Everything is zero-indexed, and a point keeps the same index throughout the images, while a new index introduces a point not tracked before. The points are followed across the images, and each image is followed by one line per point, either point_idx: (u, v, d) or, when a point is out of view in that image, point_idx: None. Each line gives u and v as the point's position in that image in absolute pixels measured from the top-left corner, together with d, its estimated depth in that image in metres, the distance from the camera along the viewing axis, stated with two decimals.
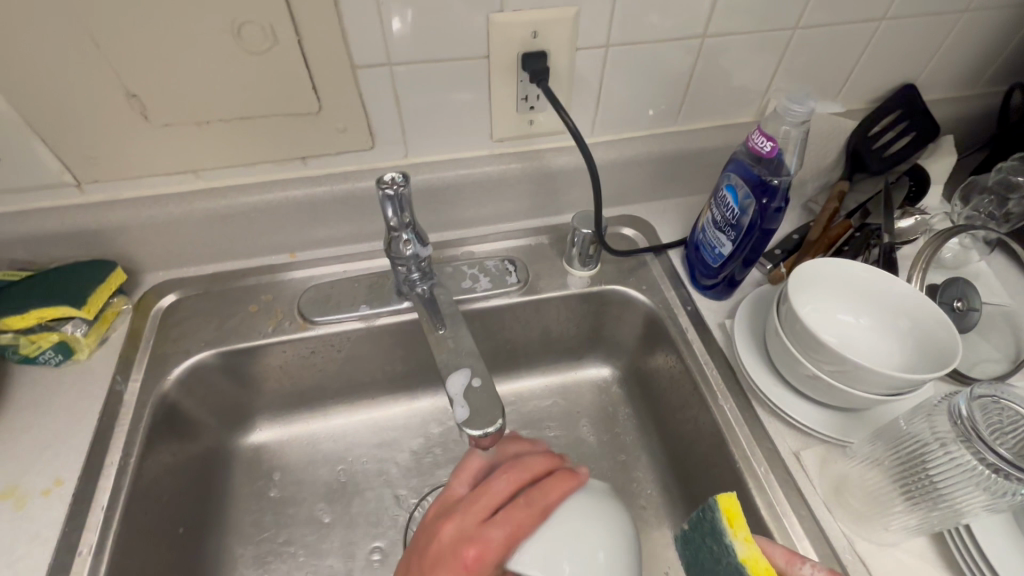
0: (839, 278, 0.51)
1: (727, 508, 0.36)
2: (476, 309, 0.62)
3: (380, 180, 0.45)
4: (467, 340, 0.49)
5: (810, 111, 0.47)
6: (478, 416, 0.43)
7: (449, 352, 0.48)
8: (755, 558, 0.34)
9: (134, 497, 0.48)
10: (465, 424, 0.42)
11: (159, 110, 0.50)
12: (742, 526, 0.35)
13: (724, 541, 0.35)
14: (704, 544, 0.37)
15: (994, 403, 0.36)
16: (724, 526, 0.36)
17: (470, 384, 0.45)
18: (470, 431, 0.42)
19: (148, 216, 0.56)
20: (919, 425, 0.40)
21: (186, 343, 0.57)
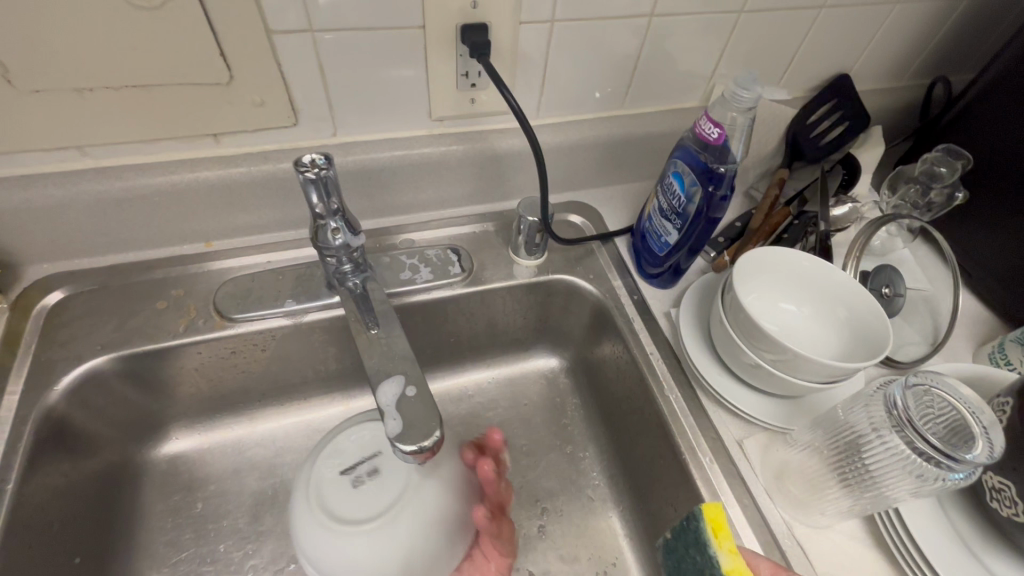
0: (782, 267, 0.52)
1: (713, 518, 0.36)
2: (416, 302, 0.58)
3: (299, 162, 0.40)
4: (401, 342, 0.45)
5: (757, 98, 0.46)
6: (413, 429, 0.38)
7: (380, 356, 0.44)
8: (739, 569, 0.34)
9: (12, 530, 0.41)
10: (397, 439, 0.37)
11: (26, 74, 0.42)
12: (727, 536, 0.35)
13: (708, 552, 0.35)
14: (689, 555, 0.37)
15: (927, 392, 0.37)
16: (710, 537, 0.35)
17: (404, 394, 0.40)
18: (401, 447, 0.37)
19: (22, 199, 0.48)
20: (856, 414, 0.41)
21: (77, 348, 0.49)
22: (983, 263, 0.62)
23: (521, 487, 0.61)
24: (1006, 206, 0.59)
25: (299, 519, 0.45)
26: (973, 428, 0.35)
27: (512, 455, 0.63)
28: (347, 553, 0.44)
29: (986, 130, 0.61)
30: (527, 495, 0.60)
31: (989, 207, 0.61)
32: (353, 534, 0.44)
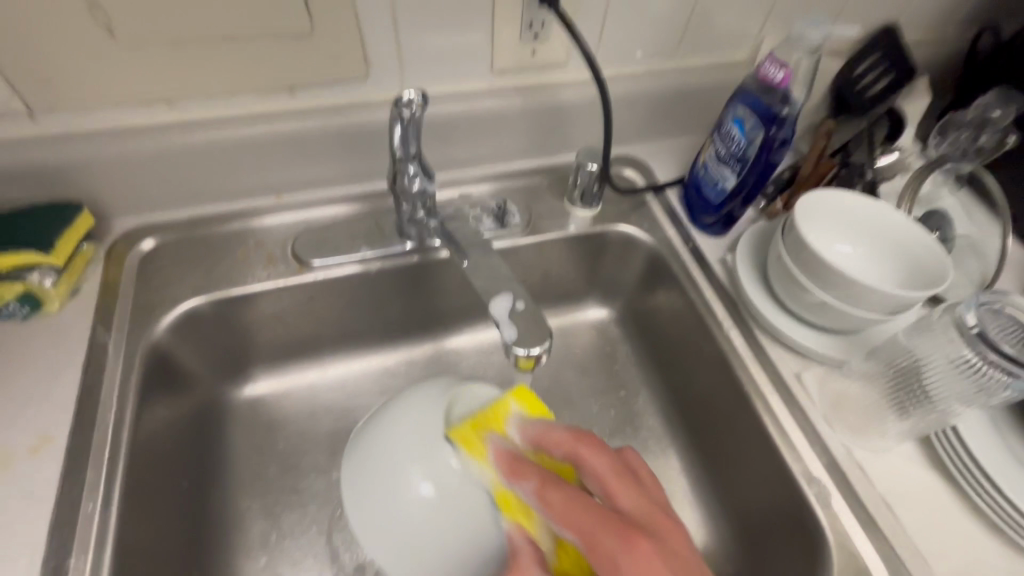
0: (841, 207, 0.53)
1: None
2: (503, 247, 0.61)
3: (397, 101, 0.42)
4: (500, 270, 0.48)
5: (824, 38, 0.47)
6: (524, 338, 0.42)
7: (484, 280, 0.47)
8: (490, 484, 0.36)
9: (135, 451, 0.45)
10: (513, 344, 0.41)
11: (127, 25, 0.44)
12: (477, 454, 0.36)
13: None
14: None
15: (994, 309, 0.40)
16: None
17: (514, 309, 0.44)
18: (516, 351, 0.40)
19: (115, 151, 0.51)
20: (921, 338, 0.44)
21: (172, 292, 0.53)
22: None
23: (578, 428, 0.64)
24: None
25: (400, 466, 0.37)
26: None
27: (568, 398, 0.66)
28: (451, 523, 0.36)
29: None
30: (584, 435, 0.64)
31: None
32: (469, 506, 0.36)
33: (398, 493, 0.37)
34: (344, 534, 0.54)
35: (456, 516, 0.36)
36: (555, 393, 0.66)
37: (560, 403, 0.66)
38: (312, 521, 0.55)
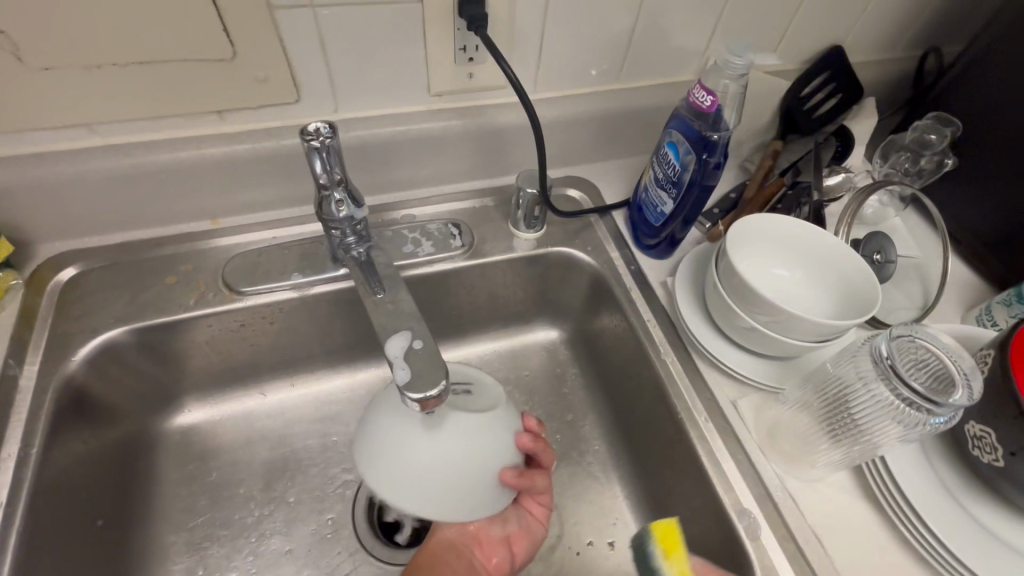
0: (774, 233, 0.53)
1: (663, 534, 0.39)
2: (421, 275, 0.59)
3: (304, 132, 0.41)
4: (407, 303, 0.46)
5: (749, 65, 0.47)
6: (420, 379, 0.38)
7: (386, 315, 0.45)
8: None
9: (39, 491, 0.43)
10: (405, 387, 0.37)
11: (35, 51, 0.43)
12: (678, 558, 0.38)
13: (655, 565, 0.38)
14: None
15: (910, 342, 0.39)
16: (660, 553, 0.38)
17: (412, 346, 0.41)
18: (410, 394, 0.37)
19: (32, 176, 0.49)
20: (845, 367, 0.43)
21: (92, 321, 0.51)
22: (973, 231, 0.64)
23: None
24: (998, 172, 0.60)
25: (410, 433, 0.38)
26: (952, 376, 0.37)
27: None
28: (473, 443, 0.39)
29: (975, 100, 0.62)
30: None
31: (976, 177, 0.62)
32: (477, 418, 0.40)
33: (418, 461, 0.37)
34: (274, 569, 0.53)
35: (481, 442, 0.39)
36: None
37: None
38: (240, 556, 0.53)
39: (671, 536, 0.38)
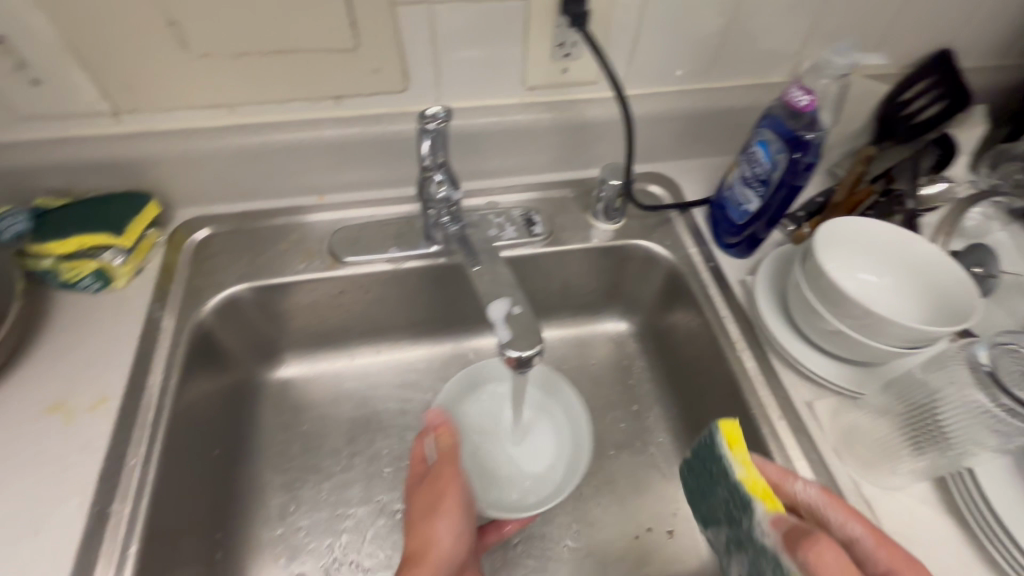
0: (866, 237, 0.52)
1: (728, 431, 0.36)
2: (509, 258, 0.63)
3: (423, 115, 0.45)
4: (505, 274, 0.50)
5: (852, 64, 0.47)
6: (521, 339, 0.44)
7: (487, 284, 0.49)
8: (754, 477, 0.34)
9: (176, 416, 0.50)
10: (507, 344, 0.42)
11: (198, 40, 0.50)
12: (742, 449, 0.35)
13: (724, 461, 0.35)
14: (705, 467, 0.38)
15: (1011, 351, 0.38)
16: (724, 446, 0.36)
17: (511, 312, 0.46)
18: (512, 350, 0.42)
19: (181, 148, 0.57)
20: (934, 375, 0.42)
21: (219, 278, 0.58)
22: None
23: None
24: None
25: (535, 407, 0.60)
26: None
27: None
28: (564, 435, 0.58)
29: None
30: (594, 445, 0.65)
31: None
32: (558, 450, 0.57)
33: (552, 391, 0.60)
34: (356, 514, 0.58)
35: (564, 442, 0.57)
36: None
37: None
38: (328, 499, 0.58)
39: (732, 433, 0.36)
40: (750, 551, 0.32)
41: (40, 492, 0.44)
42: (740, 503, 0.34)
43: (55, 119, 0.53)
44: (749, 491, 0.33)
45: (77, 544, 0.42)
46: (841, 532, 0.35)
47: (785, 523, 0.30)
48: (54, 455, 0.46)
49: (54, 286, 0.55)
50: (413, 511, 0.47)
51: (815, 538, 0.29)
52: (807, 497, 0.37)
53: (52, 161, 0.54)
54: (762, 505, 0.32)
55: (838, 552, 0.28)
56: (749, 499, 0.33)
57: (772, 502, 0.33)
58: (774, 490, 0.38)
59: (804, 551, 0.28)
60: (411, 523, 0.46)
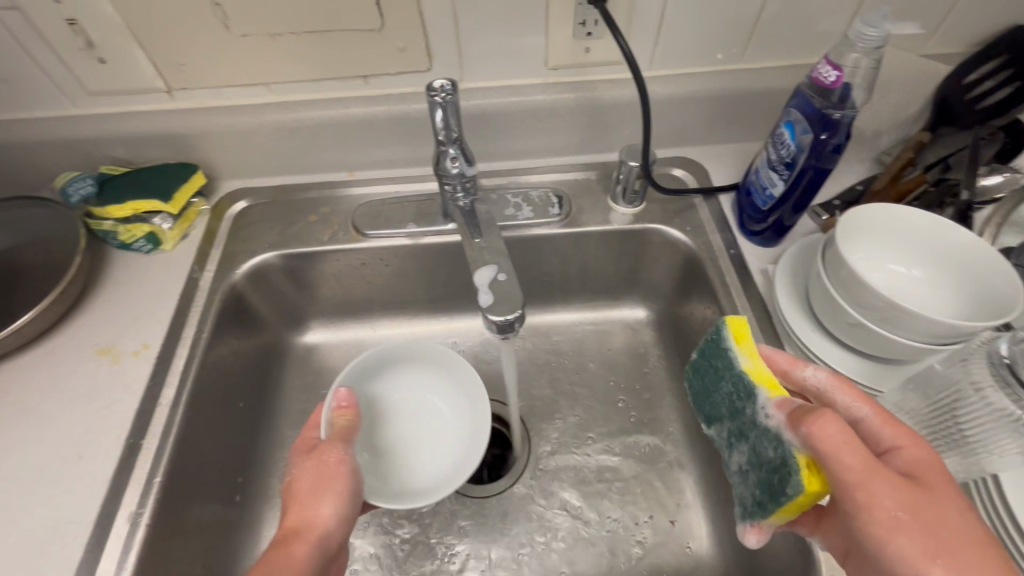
0: (900, 224, 0.49)
1: (735, 329, 0.40)
2: (513, 237, 0.63)
3: (430, 87, 0.47)
4: (497, 242, 0.53)
5: (886, 36, 0.43)
6: (500, 303, 0.46)
7: (479, 253, 0.52)
8: (758, 368, 0.38)
9: (205, 367, 0.55)
10: (488, 308, 0.46)
11: (238, 21, 0.54)
12: (749, 343, 0.39)
13: (730, 354, 0.39)
14: (711, 364, 0.41)
15: None
16: (732, 342, 0.39)
17: (496, 278, 0.49)
18: (491, 315, 0.45)
19: (225, 124, 0.62)
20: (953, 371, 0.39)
21: (252, 244, 0.63)
22: None
23: (597, 423, 0.65)
24: None
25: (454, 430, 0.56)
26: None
27: (591, 391, 0.67)
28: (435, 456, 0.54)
29: None
30: (601, 429, 0.64)
31: None
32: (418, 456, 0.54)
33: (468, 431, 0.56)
34: None
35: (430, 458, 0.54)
36: (578, 385, 0.67)
37: (580, 393, 0.67)
38: None
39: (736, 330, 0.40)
40: (754, 429, 0.37)
41: (88, 422, 0.49)
42: (745, 391, 0.38)
43: (118, 96, 0.60)
44: (751, 378, 0.37)
45: (112, 470, 0.47)
46: (846, 412, 0.37)
47: (789, 405, 0.34)
48: (102, 391, 0.51)
49: (113, 245, 0.61)
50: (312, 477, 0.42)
51: (818, 413, 0.32)
52: (815, 381, 0.39)
53: (115, 133, 0.61)
54: (766, 391, 0.36)
55: (838, 425, 0.31)
56: (753, 385, 0.37)
57: (772, 385, 0.37)
58: (781, 377, 0.41)
59: (807, 425, 0.31)
60: (308, 497, 0.41)
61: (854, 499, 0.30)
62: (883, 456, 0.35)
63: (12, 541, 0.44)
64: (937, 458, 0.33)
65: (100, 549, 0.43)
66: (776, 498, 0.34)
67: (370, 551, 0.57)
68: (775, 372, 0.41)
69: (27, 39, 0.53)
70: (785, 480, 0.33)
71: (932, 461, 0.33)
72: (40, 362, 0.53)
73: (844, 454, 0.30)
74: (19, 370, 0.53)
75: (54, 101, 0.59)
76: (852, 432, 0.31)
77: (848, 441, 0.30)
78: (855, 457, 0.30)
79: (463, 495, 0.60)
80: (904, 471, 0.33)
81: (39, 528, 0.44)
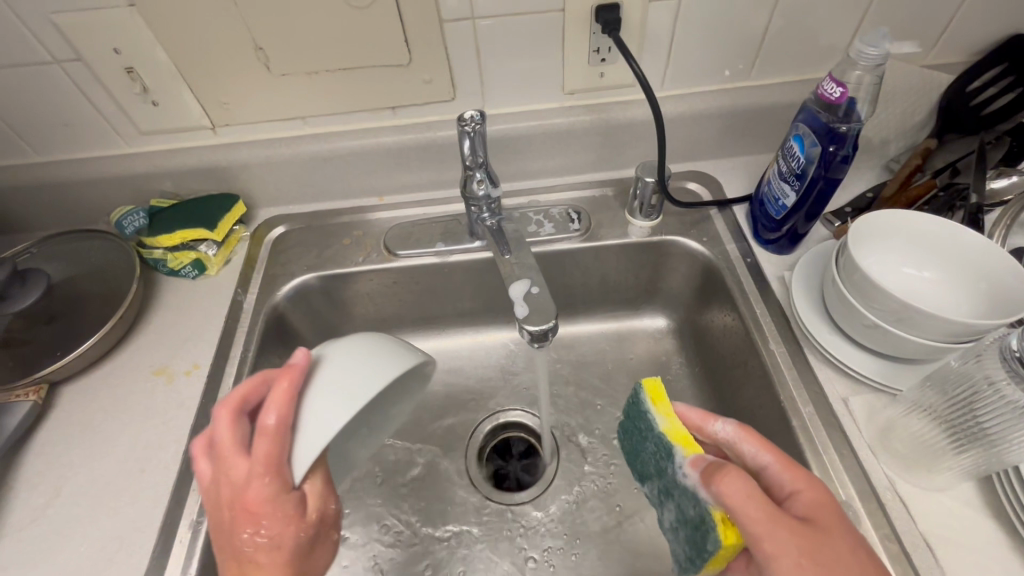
0: (909, 230, 0.51)
1: (652, 391, 0.43)
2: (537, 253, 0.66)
3: (461, 118, 0.51)
4: (528, 258, 0.57)
5: (885, 54, 0.46)
6: (535, 315, 0.49)
7: (512, 268, 0.55)
8: (675, 427, 0.41)
9: None
10: (524, 320, 0.49)
11: (278, 62, 0.58)
12: (664, 404, 0.42)
13: (649, 416, 0.42)
14: (636, 425, 0.44)
15: None
16: (649, 405, 0.42)
17: (530, 292, 0.52)
18: (527, 325, 0.48)
19: (264, 156, 0.66)
20: (968, 368, 0.41)
21: (291, 267, 0.66)
22: None
23: None
24: None
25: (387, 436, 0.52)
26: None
27: (615, 400, 0.69)
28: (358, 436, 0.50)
29: None
30: None
31: None
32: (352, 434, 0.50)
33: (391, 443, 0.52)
34: (402, 486, 0.64)
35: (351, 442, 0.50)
36: (603, 394, 0.69)
37: (605, 401, 0.69)
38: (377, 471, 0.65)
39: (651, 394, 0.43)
40: (677, 488, 0.39)
41: (148, 438, 0.53)
42: (665, 451, 0.40)
43: (167, 134, 0.64)
44: (668, 438, 0.40)
45: (172, 482, 0.50)
46: (753, 462, 0.39)
47: (701, 463, 0.37)
48: (158, 409, 0.55)
49: (162, 272, 0.65)
50: (290, 541, 0.36)
51: (723, 470, 0.34)
52: (723, 436, 0.41)
53: (164, 168, 0.65)
54: (681, 450, 0.39)
55: (741, 480, 0.34)
56: (670, 446, 0.40)
57: (686, 444, 0.39)
58: (696, 432, 0.43)
59: (715, 484, 0.34)
60: (289, 558, 0.37)
61: (762, 551, 0.33)
62: (785, 501, 0.37)
63: (84, 550, 0.47)
64: (831, 497, 0.36)
65: (165, 556, 0.46)
66: (703, 553, 0.37)
67: (409, 559, 0.59)
68: (689, 429, 0.43)
69: (89, 87, 0.58)
70: (706, 537, 0.36)
71: (828, 502, 0.36)
72: (102, 383, 0.57)
73: (749, 508, 0.33)
74: (83, 391, 0.57)
75: (109, 141, 0.64)
76: (754, 485, 0.34)
77: (751, 495, 0.33)
78: (757, 510, 0.33)
79: (504, 504, 0.63)
80: (803, 515, 0.35)
81: (109, 538, 0.47)
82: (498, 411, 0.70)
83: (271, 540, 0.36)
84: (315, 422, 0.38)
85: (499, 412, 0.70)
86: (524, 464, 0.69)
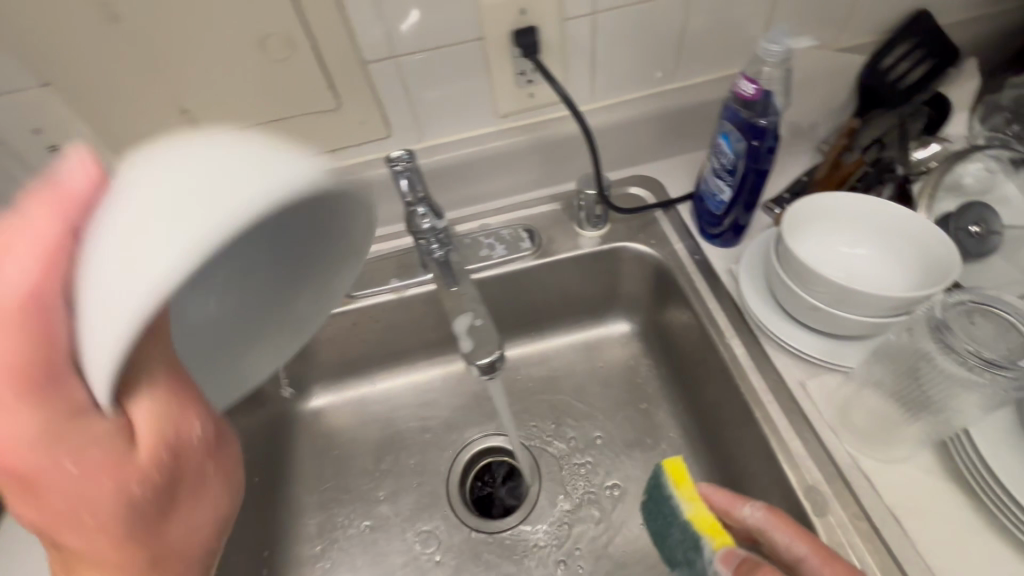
0: (841, 212, 0.52)
1: (675, 472, 0.44)
2: (492, 276, 0.66)
3: (390, 158, 0.53)
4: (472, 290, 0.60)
5: (787, 49, 0.49)
6: (481, 348, 0.56)
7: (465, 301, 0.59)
8: (700, 513, 0.42)
9: None
10: (469, 354, 0.55)
11: (208, 122, 0.58)
12: (688, 486, 0.44)
13: (675, 501, 0.43)
14: (660, 508, 0.45)
15: (972, 308, 0.40)
16: (674, 487, 0.44)
17: (473, 323, 0.57)
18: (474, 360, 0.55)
19: None
20: (904, 341, 0.43)
21: None
22: None
23: (601, 441, 0.67)
24: None
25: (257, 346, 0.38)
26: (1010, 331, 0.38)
27: (591, 410, 0.69)
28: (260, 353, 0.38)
29: None
30: (605, 445, 0.66)
31: None
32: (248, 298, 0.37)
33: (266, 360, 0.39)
34: (387, 530, 0.63)
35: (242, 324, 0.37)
36: (578, 406, 0.69)
37: (580, 413, 0.69)
38: (360, 517, 0.64)
39: (675, 472, 0.44)
40: None
41: None
42: (692, 538, 0.41)
43: None
44: (695, 525, 0.41)
45: None
46: (788, 551, 0.40)
47: (733, 558, 0.38)
48: None
49: None
50: (109, 505, 0.25)
51: (758, 566, 0.35)
52: (753, 521, 0.42)
53: None
54: (710, 540, 0.40)
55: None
56: (698, 533, 0.41)
57: (714, 532, 0.40)
58: (724, 516, 0.44)
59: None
60: (123, 525, 0.26)
61: None
62: None
63: None
64: None
65: None
66: None
67: None
68: (716, 512, 0.44)
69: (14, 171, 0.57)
70: None
71: None
72: None
73: None
74: None
75: None
76: None
77: None
78: None
79: (490, 532, 0.62)
80: None
81: None
82: (475, 439, 0.69)
83: (70, 509, 0.24)
84: (88, 270, 0.21)
85: (477, 441, 0.69)
86: (510, 487, 0.68)
